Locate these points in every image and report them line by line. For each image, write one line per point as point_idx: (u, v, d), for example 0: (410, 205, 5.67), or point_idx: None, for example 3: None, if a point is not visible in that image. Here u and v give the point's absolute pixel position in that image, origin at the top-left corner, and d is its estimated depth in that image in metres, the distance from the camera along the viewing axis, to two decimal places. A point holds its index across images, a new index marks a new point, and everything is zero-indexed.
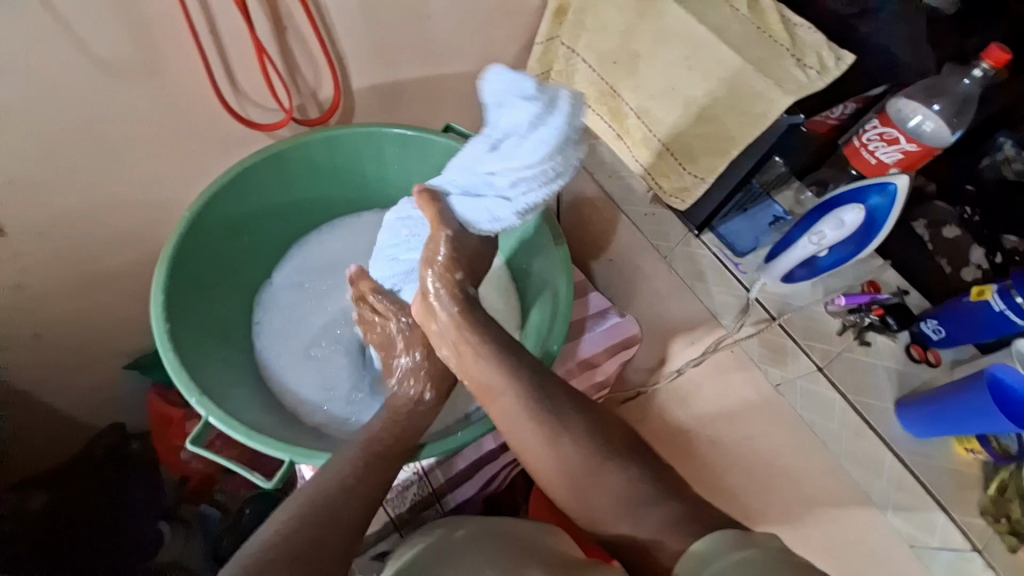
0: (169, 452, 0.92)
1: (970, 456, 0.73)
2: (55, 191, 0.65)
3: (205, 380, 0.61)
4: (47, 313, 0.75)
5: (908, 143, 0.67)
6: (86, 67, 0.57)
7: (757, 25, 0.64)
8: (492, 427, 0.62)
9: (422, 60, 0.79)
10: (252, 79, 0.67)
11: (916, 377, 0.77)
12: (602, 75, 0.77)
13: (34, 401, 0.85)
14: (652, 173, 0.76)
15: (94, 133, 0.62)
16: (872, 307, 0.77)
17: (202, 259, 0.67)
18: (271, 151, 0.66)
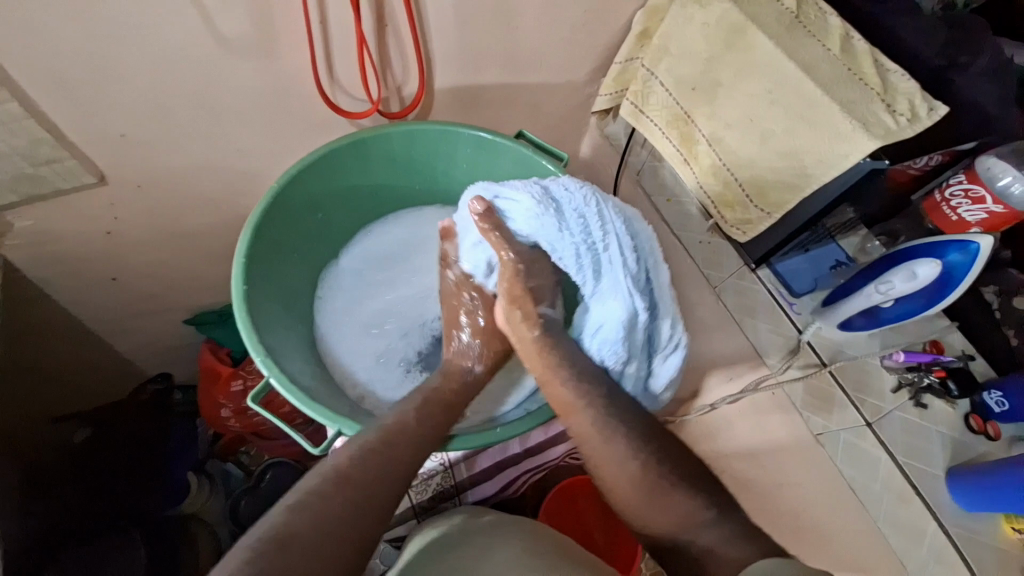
0: (209, 407, 0.97)
1: (1017, 536, 0.68)
2: (160, 150, 0.71)
3: (270, 340, 0.65)
4: (128, 259, 0.82)
5: (994, 203, 0.64)
6: (208, 44, 0.62)
7: (848, 67, 0.63)
8: (529, 429, 0.64)
9: (503, 68, 0.82)
10: (348, 70, 0.71)
11: (971, 448, 0.73)
12: (678, 100, 0.77)
13: (103, 338, 0.92)
14: (717, 203, 0.77)
15: (201, 101, 0.67)
16: (932, 367, 0.73)
17: (280, 231, 0.71)
18: (356, 138, 0.70)
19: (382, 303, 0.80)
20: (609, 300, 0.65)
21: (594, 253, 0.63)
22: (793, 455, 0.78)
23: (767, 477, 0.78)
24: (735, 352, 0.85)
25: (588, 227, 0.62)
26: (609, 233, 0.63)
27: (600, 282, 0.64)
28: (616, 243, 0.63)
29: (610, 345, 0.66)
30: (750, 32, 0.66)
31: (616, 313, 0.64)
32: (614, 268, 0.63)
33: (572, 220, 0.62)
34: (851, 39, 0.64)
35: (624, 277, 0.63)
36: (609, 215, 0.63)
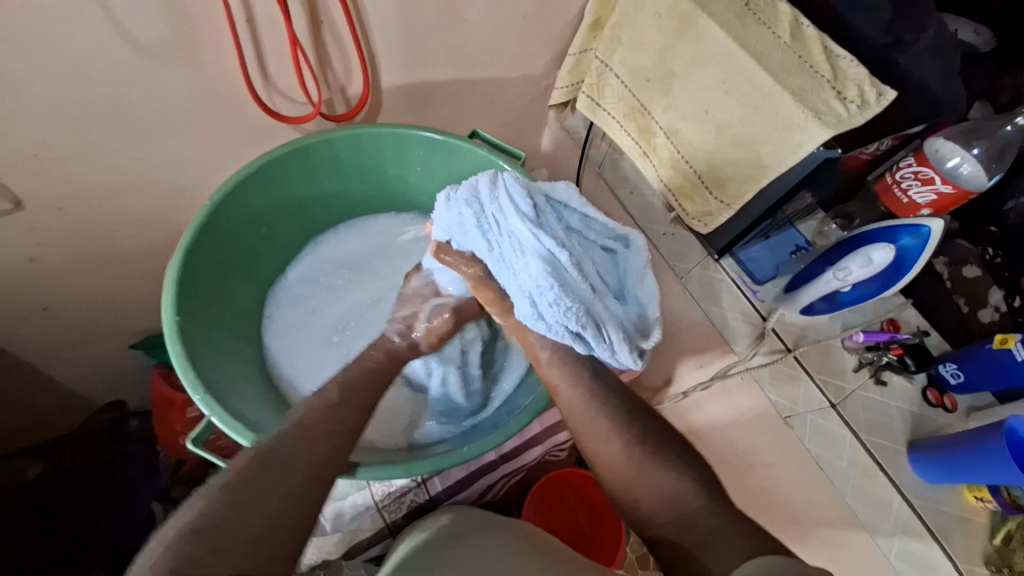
0: (166, 435, 0.92)
1: (979, 505, 0.71)
2: (84, 168, 0.65)
3: (211, 373, 0.62)
4: (61, 287, 0.76)
5: (943, 183, 0.66)
6: (123, 50, 0.56)
7: (797, 53, 0.62)
8: (502, 443, 0.63)
9: (453, 63, 0.79)
10: (284, 72, 0.67)
11: (931, 420, 0.76)
12: (634, 92, 0.76)
13: (41, 373, 0.85)
14: (678, 195, 0.76)
15: (125, 114, 0.62)
16: (890, 346, 0.75)
17: (216, 253, 0.67)
18: (295, 146, 0.65)
19: (336, 314, 0.77)
20: (518, 260, 0.59)
21: (482, 217, 0.60)
22: (762, 436, 0.80)
23: (742, 459, 0.79)
24: (703, 340, 0.85)
25: (479, 199, 0.60)
26: (488, 191, 0.59)
27: (519, 243, 0.59)
28: (500, 195, 0.59)
29: (548, 302, 0.57)
30: (699, 19, 0.65)
31: (531, 268, 0.58)
32: (503, 226, 0.59)
33: (459, 195, 0.61)
34: (801, 22, 0.62)
35: (519, 225, 0.58)
36: (489, 175, 0.60)
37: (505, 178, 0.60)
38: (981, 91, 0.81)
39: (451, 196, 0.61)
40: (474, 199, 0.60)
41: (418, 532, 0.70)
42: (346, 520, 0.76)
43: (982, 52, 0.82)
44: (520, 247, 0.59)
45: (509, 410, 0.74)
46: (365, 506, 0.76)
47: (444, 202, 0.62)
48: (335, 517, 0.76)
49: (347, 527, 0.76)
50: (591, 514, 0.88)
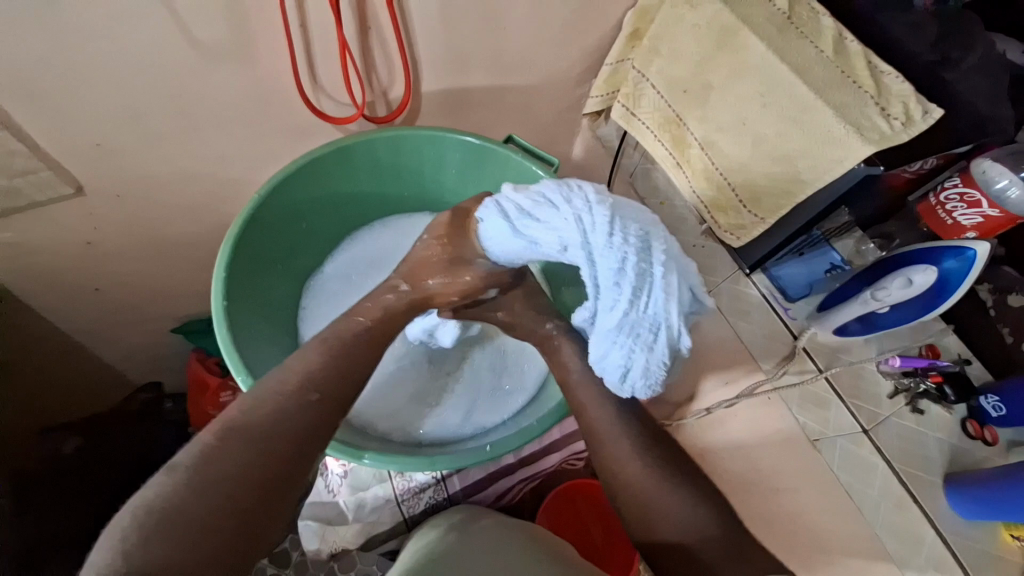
0: (199, 415, 0.97)
1: (1016, 544, 0.68)
2: (138, 158, 0.68)
3: (250, 356, 0.64)
4: (109, 269, 0.80)
5: (991, 207, 0.63)
6: (184, 48, 0.60)
7: (840, 68, 0.61)
8: (527, 444, 0.65)
9: (491, 70, 0.80)
10: (330, 74, 0.69)
11: (969, 453, 0.72)
12: (670, 102, 0.76)
13: (85, 351, 0.89)
14: (710, 207, 0.76)
15: (180, 108, 0.65)
16: (928, 373, 0.73)
17: (261, 243, 0.69)
18: (339, 145, 0.68)
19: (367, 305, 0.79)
20: (642, 344, 0.55)
21: (642, 279, 0.53)
22: (788, 458, 0.77)
23: (765, 482, 0.75)
24: (730, 356, 0.83)
25: (646, 261, 0.53)
26: (662, 266, 0.53)
27: (658, 326, 0.54)
28: (675, 279, 0.53)
29: (645, 381, 0.57)
30: (741, 32, 0.65)
31: (650, 358, 0.56)
32: (650, 310, 0.54)
33: (628, 237, 0.54)
34: (846, 38, 0.63)
35: (669, 318, 0.53)
36: (666, 248, 0.54)
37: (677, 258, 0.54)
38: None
39: (615, 230, 0.54)
40: (644, 260, 0.53)
41: (428, 533, 0.70)
42: (366, 511, 0.76)
43: None
44: (656, 327, 0.55)
45: (531, 413, 0.74)
46: (384, 499, 0.77)
47: (611, 238, 0.54)
48: (356, 507, 0.76)
49: (367, 518, 0.76)
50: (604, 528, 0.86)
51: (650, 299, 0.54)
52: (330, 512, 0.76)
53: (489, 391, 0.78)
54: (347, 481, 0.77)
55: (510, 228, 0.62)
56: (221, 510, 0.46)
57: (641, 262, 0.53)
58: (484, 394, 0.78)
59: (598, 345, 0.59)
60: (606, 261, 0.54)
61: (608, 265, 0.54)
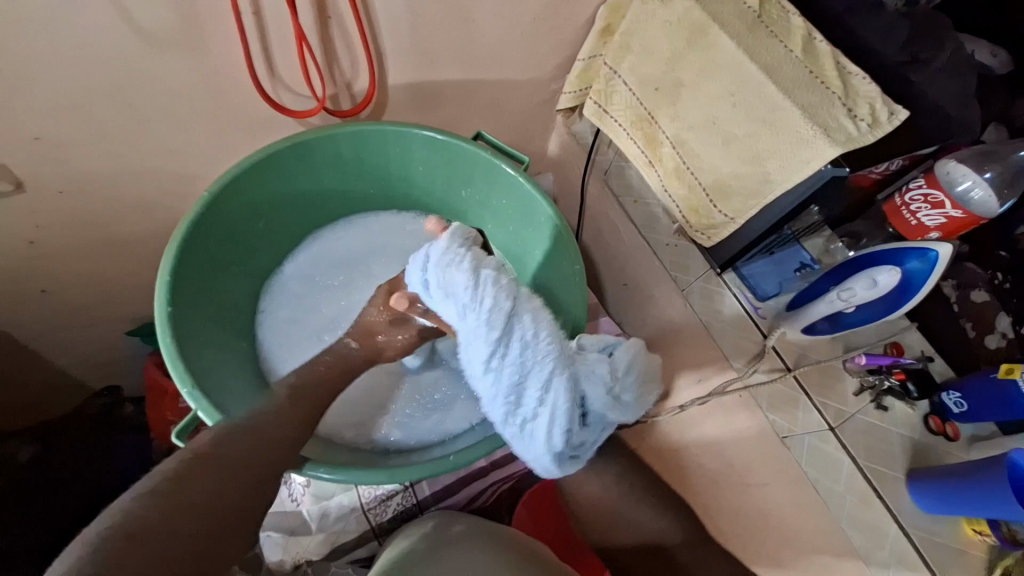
0: (159, 425, 0.92)
1: (977, 538, 0.68)
2: (84, 153, 0.65)
3: (199, 366, 0.61)
4: (57, 270, 0.75)
5: (953, 208, 0.64)
6: (127, 35, 0.56)
7: (809, 68, 0.61)
8: (491, 451, 0.63)
9: (461, 64, 0.78)
10: (289, 65, 0.66)
11: (930, 449, 0.74)
12: (642, 100, 0.75)
13: (36, 356, 0.85)
14: (682, 207, 0.75)
15: (126, 99, 0.62)
16: (892, 370, 0.74)
17: (211, 245, 0.66)
18: (297, 141, 0.65)
19: (329, 312, 0.76)
20: (533, 432, 0.60)
21: (521, 387, 0.59)
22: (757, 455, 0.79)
23: (736, 478, 0.80)
24: (702, 355, 0.83)
25: (528, 379, 0.59)
26: (546, 382, 0.60)
27: (539, 432, 0.60)
28: (560, 388, 0.59)
29: (538, 458, 0.62)
30: (711, 29, 0.64)
31: (541, 445, 0.61)
32: (534, 412, 0.60)
33: (512, 345, 0.58)
34: (815, 38, 0.62)
35: (557, 420, 0.60)
36: (556, 363, 0.60)
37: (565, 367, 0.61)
38: (997, 115, 0.78)
39: (499, 337, 0.58)
40: (527, 379, 0.59)
41: (400, 535, 0.71)
42: (331, 520, 0.76)
43: (998, 74, 0.80)
44: (538, 433, 0.60)
45: None
46: (349, 507, 0.76)
47: (499, 351, 0.58)
48: (320, 515, 0.76)
49: (332, 527, 0.76)
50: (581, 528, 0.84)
51: (529, 409, 0.60)
52: (293, 521, 0.75)
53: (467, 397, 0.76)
54: (310, 490, 0.76)
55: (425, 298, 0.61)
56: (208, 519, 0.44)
57: (525, 377, 0.59)
58: (459, 399, 0.76)
59: (495, 424, 0.61)
60: (493, 369, 0.59)
61: (495, 375, 0.59)
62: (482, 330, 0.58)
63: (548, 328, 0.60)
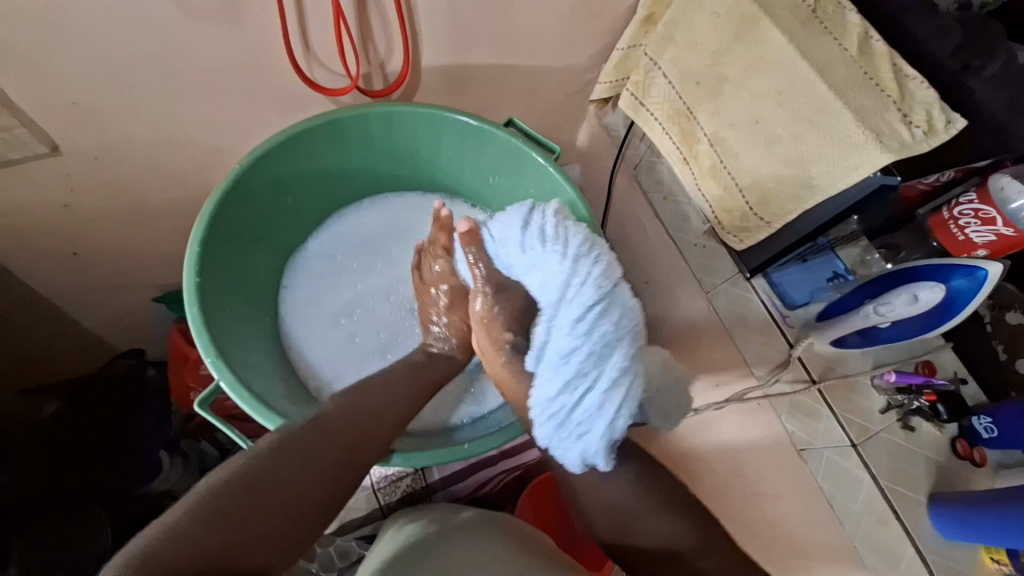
0: (180, 391, 0.94)
1: (994, 566, 0.67)
2: (120, 121, 0.65)
3: (223, 338, 0.62)
4: (89, 235, 0.76)
5: (1005, 226, 0.61)
6: (167, 5, 0.56)
7: (863, 69, 0.58)
8: (504, 444, 0.62)
9: (496, 47, 0.76)
10: (324, 41, 0.65)
11: (955, 474, 0.72)
12: (681, 94, 0.73)
13: (65, 317, 0.86)
14: (715, 207, 0.73)
15: (164, 69, 0.61)
16: (923, 391, 0.71)
17: (239, 219, 0.66)
18: (330, 118, 0.64)
19: (351, 291, 0.76)
20: (568, 428, 0.53)
21: (589, 369, 0.51)
22: (770, 464, 0.77)
23: (749, 487, 0.77)
24: (723, 360, 0.82)
25: (601, 366, 0.51)
26: (612, 381, 0.51)
27: (582, 426, 0.53)
28: (619, 395, 0.51)
29: (567, 458, 0.55)
30: (762, 23, 0.61)
31: (573, 445, 0.54)
32: (585, 404, 0.52)
33: (608, 328, 0.51)
34: (872, 37, 0.58)
35: (599, 425, 0.52)
36: (629, 360, 0.52)
37: (632, 377, 0.52)
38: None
39: (591, 305, 0.52)
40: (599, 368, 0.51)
41: (409, 520, 0.71)
42: None
43: None
44: (581, 427, 0.53)
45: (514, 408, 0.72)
46: (359, 487, 0.78)
47: (592, 324, 0.52)
48: None
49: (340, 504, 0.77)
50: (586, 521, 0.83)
51: (587, 400, 0.52)
52: None
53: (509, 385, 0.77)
54: None
55: (519, 243, 0.60)
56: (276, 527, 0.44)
57: (597, 363, 0.51)
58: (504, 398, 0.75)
59: (535, 404, 0.55)
60: (571, 334, 0.52)
61: (569, 339, 0.52)
62: (581, 300, 0.53)
63: (636, 331, 0.53)
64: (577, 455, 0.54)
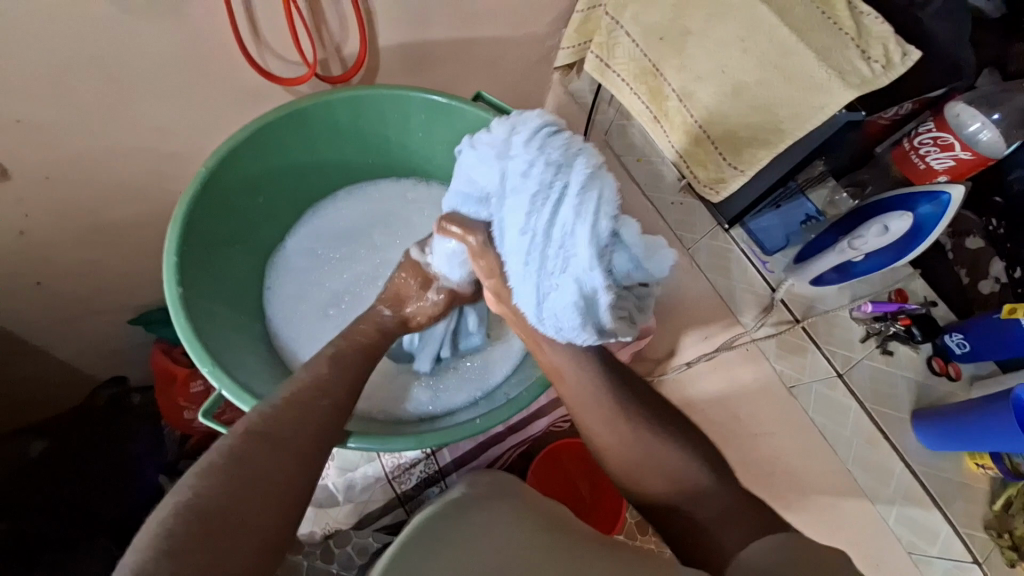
0: (171, 410, 0.91)
1: (980, 471, 0.73)
2: (67, 134, 0.61)
3: (215, 347, 0.60)
4: (49, 259, 0.72)
5: (963, 150, 0.64)
6: (103, 3, 0.52)
7: (821, 8, 0.59)
8: (510, 418, 0.62)
9: (454, 22, 0.75)
10: (275, 29, 0.63)
11: (934, 390, 0.76)
12: (646, 52, 0.72)
13: (38, 350, 0.83)
14: (689, 162, 0.73)
15: (110, 74, 0.58)
16: (898, 316, 0.76)
17: (212, 223, 0.64)
18: (293, 109, 0.62)
19: (336, 287, 0.75)
20: (548, 268, 0.46)
21: (546, 188, 0.44)
22: (768, 404, 0.79)
23: (743, 428, 0.79)
24: (711, 310, 0.83)
25: (552, 179, 0.44)
26: (576, 188, 0.44)
27: (570, 268, 0.45)
28: (592, 201, 0.43)
29: (562, 320, 0.49)
30: None
31: (562, 288, 0.46)
32: (562, 231, 0.45)
33: (552, 136, 0.46)
34: None
35: (575, 251, 0.44)
36: (592, 160, 0.44)
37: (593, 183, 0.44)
38: (991, 57, 0.73)
39: (527, 127, 0.47)
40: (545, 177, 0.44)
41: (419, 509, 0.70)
42: (358, 490, 0.77)
43: (992, 20, 0.76)
44: (573, 270, 0.45)
45: (513, 380, 0.72)
46: (374, 478, 0.77)
47: (535, 138, 0.46)
48: (347, 488, 0.77)
49: (358, 498, 0.77)
50: (591, 484, 0.87)
51: (556, 231, 0.45)
52: (320, 495, 0.77)
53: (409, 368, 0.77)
54: (334, 465, 0.77)
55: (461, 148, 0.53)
56: (268, 506, 0.45)
57: (551, 183, 0.44)
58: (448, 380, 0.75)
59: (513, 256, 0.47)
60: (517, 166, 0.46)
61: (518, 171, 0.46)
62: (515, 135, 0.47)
63: (586, 146, 0.46)
64: (573, 302, 0.47)
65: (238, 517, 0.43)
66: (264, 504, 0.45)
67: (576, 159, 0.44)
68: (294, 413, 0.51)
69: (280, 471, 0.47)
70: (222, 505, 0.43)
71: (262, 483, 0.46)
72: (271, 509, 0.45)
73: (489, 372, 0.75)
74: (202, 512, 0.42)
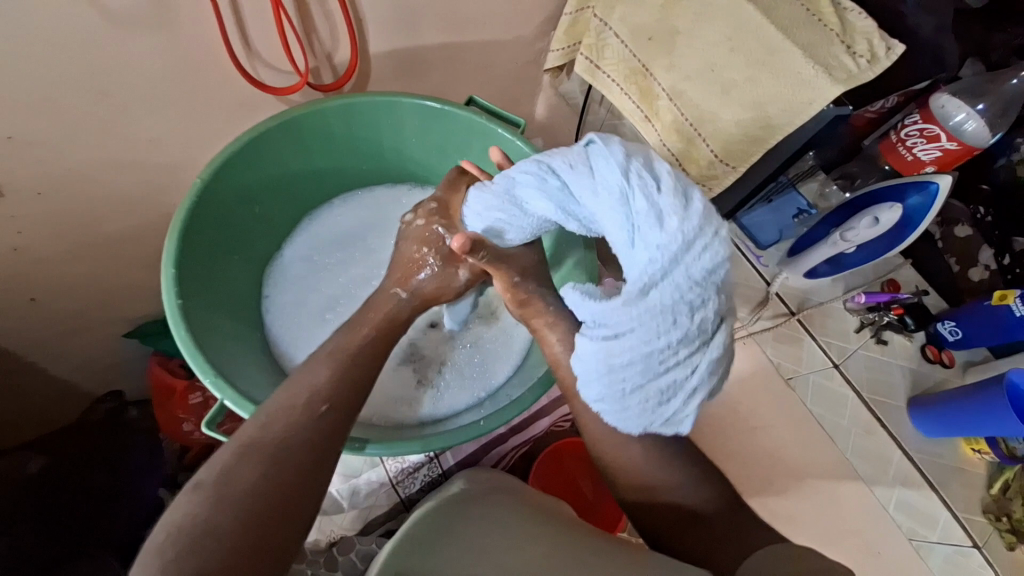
0: (170, 422, 0.91)
1: (976, 456, 0.75)
2: (56, 147, 0.61)
3: (217, 356, 0.60)
4: (41, 274, 0.72)
5: (949, 140, 0.65)
6: (91, 15, 0.52)
7: (807, 7, 0.61)
8: (512, 419, 0.62)
9: (443, 27, 0.75)
10: (266, 38, 0.63)
11: (929, 377, 0.78)
12: (635, 52, 0.73)
13: (33, 366, 0.82)
14: (680, 159, 0.72)
15: (100, 87, 0.58)
16: (890, 306, 0.78)
17: (212, 233, 0.64)
18: (286, 118, 0.63)
19: (334, 293, 0.75)
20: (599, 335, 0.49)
21: (642, 281, 0.46)
22: (767, 397, 0.79)
23: (742, 421, 0.79)
24: None
25: (654, 282, 0.45)
26: (661, 295, 0.45)
27: (607, 347, 0.48)
28: (666, 314, 0.45)
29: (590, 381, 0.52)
30: None
31: (595, 359, 0.50)
32: (627, 319, 0.47)
33: (697, 247, 0.44)
34: None
35: (630, 345, 0.47)
36: (702, 280, 0.44)
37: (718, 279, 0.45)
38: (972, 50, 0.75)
39: (663, 224, 0.45)
40: (648, 283, 0.46)
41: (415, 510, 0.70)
42: (362, 496, 0.78)
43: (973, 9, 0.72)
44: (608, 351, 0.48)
45: (517, 378, 0.73)
46: (379, 483, 0.78)
47: (640, 236, 0.46)
48: (351, 494, 0.77)
49: (363, 504, 0.78)
50: (594, 485, 0.86)
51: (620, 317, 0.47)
52: (324, 503, 0.77)
53: (411, 368, 0.75)
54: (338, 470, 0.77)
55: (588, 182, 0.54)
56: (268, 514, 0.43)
57: (649, 281, 0.46)
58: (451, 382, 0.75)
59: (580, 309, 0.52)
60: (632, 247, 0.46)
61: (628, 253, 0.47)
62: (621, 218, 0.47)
63: (711, 260, 0.44)
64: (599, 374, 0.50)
65: (237, 530, 0.41)
66: (263, 515, 0.43)
67: (679, 276, 0.44)
68: (288, 419, 0.49)
69: (276, 478, 0.45)
70: (214, 522, 0.41)
71: (259, 489, 0.44)
72: (272, 517, 0.43)
73: (490, 373, 0.75)
74: (193, 529, 0.40)
